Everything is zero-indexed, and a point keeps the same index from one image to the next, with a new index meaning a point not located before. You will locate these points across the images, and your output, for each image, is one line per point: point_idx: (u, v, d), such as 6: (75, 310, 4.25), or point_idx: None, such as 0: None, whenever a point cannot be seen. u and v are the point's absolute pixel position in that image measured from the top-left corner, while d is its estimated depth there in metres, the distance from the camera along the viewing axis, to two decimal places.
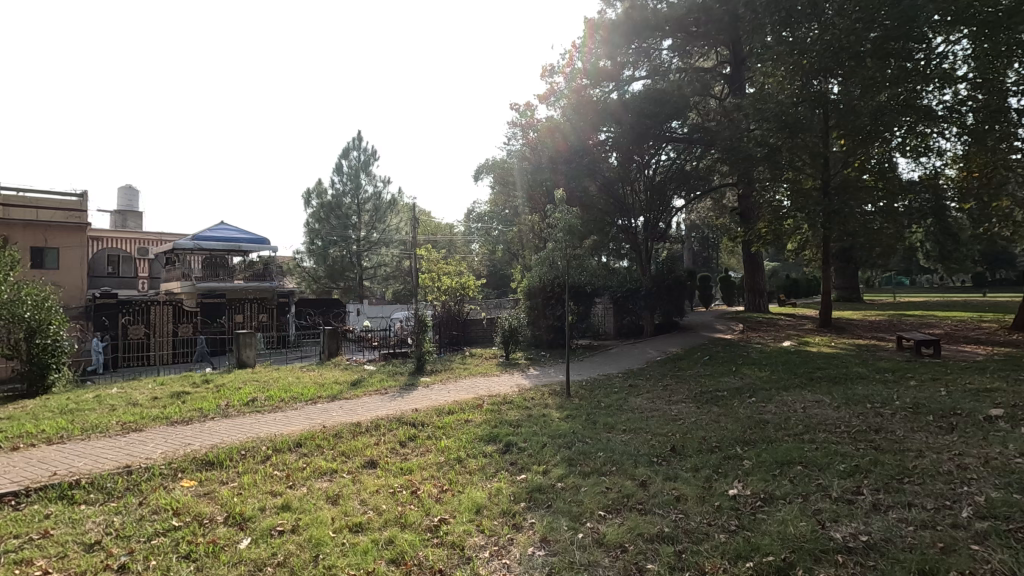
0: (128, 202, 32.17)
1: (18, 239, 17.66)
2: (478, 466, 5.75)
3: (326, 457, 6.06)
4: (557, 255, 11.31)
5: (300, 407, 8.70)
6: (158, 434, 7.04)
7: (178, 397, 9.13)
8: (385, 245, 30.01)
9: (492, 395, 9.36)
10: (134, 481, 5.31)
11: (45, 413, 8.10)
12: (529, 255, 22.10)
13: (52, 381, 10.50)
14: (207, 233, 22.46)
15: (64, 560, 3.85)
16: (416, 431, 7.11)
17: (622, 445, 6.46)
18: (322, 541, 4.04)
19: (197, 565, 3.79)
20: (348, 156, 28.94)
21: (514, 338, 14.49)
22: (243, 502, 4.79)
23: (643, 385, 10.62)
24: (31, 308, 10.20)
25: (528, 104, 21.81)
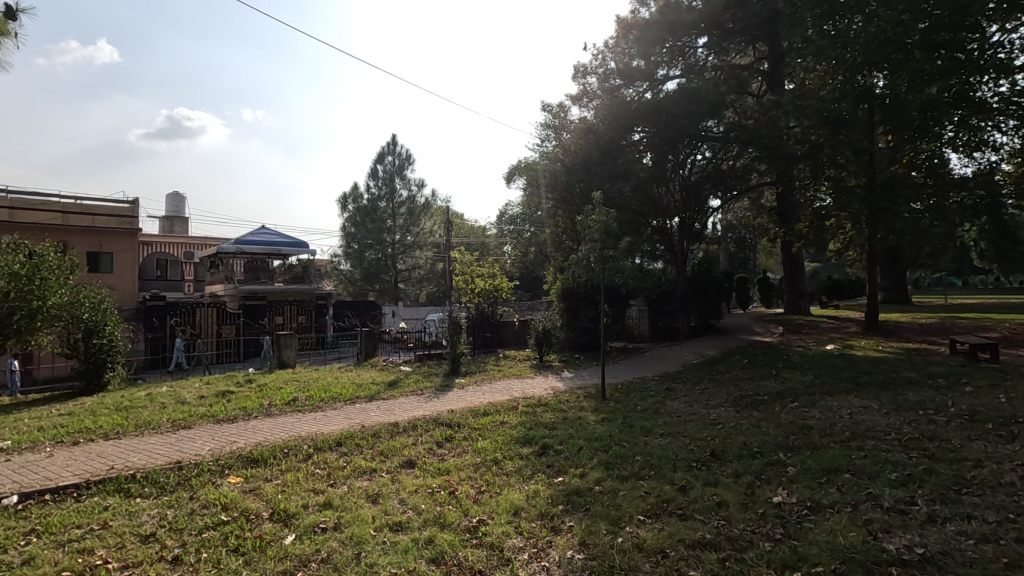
0: (176, 207, 33.56)
1: (75, 244, 18.58)
2: (515, 468, 5.77)
3: (365, 456, 6.18)
4: (591, 257, 11.22)
5: (339, 407, 8.88)
6: (206, 431, 7.31)
7: (223, 396, 9.44)
8: (419, 248, 30.43)
9: (527, 398, 9.35)
10: (185, 476, 5.52)
11: (102, 410, 8.51)
12: (562, 257, 22.02)
13: (108, 379, 10.99)
14: (249, 238, 23.24)
15: (122, 551, 4.03)
16: (452, 431, 7.18)
17: (660, 449, 6.37)
18: (363, 539, 4.12)
19: (246, 559, 3.91)
20: (383, 161, 29.43)
21: (548, 340, 14.48)
22: (286, 499, 4.91)
23: (680, 389, 10.44)
24: (88, 310, 10.61)
25: (561, 105, 21.75)
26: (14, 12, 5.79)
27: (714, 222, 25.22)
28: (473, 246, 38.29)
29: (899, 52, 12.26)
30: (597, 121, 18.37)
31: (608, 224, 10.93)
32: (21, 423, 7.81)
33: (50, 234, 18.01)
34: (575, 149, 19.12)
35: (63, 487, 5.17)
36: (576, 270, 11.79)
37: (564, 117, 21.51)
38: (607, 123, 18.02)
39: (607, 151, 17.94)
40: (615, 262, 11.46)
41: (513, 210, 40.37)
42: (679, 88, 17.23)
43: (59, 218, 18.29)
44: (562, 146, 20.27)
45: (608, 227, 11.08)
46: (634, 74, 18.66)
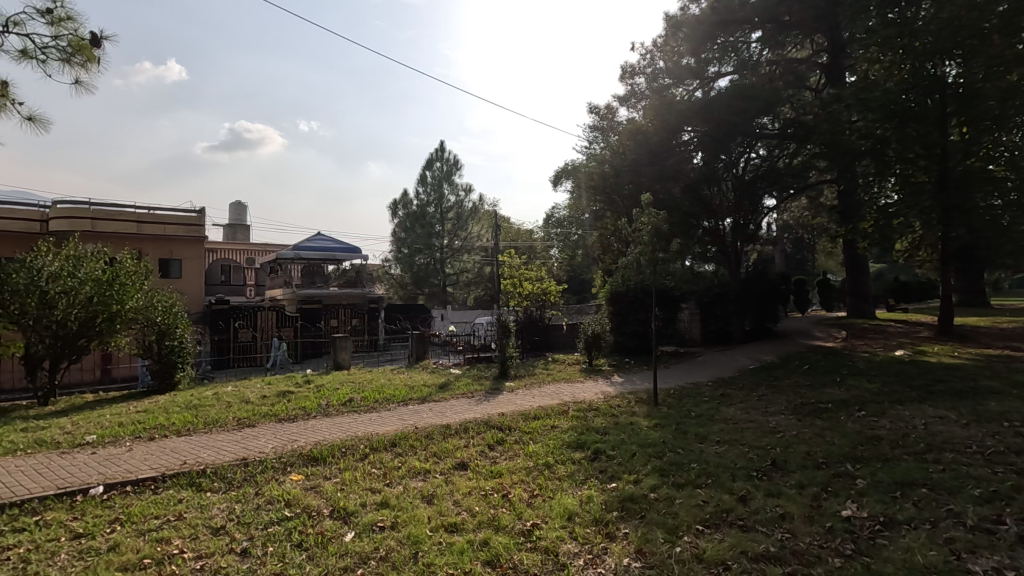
0: (238, 215, 35.30)
1: (149, 251, 19.85)
2: (568, 472, 5.73)
3: (419, 457, 6.30)
4: (641, 260, 11.00)
5: (393, 408, 9.10)
6: (268, 430, 7.64)
7: (284, 396, 9.82)
8: (467, 252, 30.78)
9: (577, 402, 9.27)
10: (250, 472, 5.79)
11: (174, 408, 9.03)
12: (611, 260, 21.75)
13: (178, 378, 11.72)
14: (308, 244, 24.09)
15: (196, 542, 4.25)
16: (503, 434, 7.21)
17: (717, 457, 6.17)
18: (420, 539, 4.18)
19: (309, 554, 4.05)
20: (432, 167, 29.95)
21: (598, 344, 14.30)
22: (345, 497, 5.06)
23: (736, 395, 10.08)
24: (161, 313, 11.60)
25: (608, 106, 21.56)
26: (99, 39, 5.81)
27: (769, 223, 24.31)
28: (520, 250, 38.32)
29: (974, 38, 11.60)
30: (646, 122, 18.15)
31: (659, 227, 10.79)
32: (104, 418, 8.40)
33: (126, 243, 19.32)
34: (623, 152, 18.92)
35: (142, 479, 5.51)
36: (626, 273, 11.58)
37: (612, 119, 21.26)
38: (657, 123, 17.74)
39: (656, 152, 17.82)
40: (666, 265, 11.20)
41: (560, 213, 40.12)
42: (731, 85, 16.76)
43: (134, 228, 19.46)
44: (609, 149, 20.06)
45: (659, 228, 10.88)
46: (683, 73, 18.22)
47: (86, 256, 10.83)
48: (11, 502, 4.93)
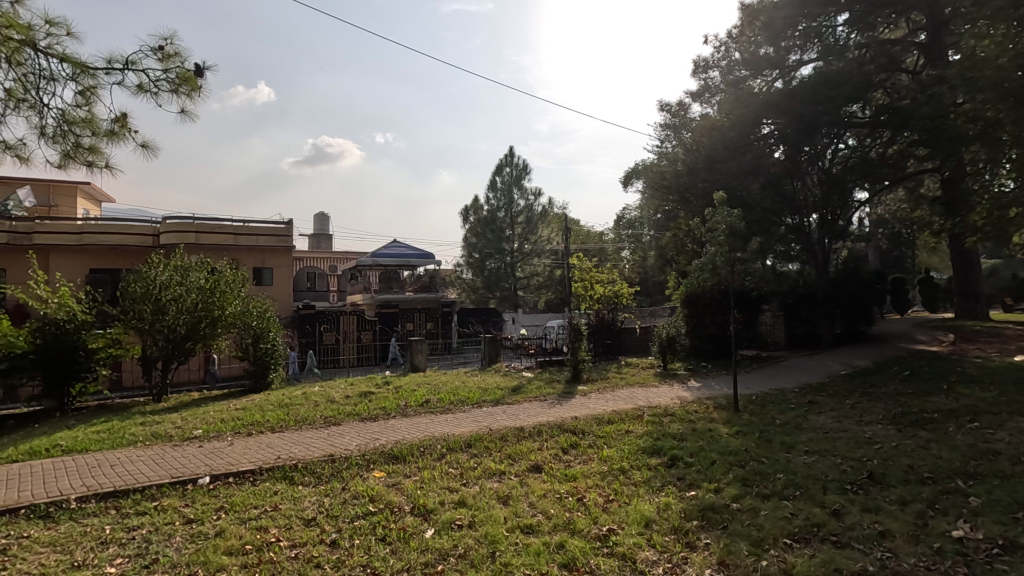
0: (321, 226, 37.39)
1: (245, 261, 21.47)
2: (644, 479, 5.62)
3: (494, 458, 6.41)
4: (718, 262, 10.56)
5: (468, 410, 9.33)
6: (352, 429, 8.03)
7: (366, 397, 10.32)
8: (537, 255, 30.91)
9: (652, 406, 9.07)
10: (337, 468, 6.12)
11: (269, 406, 9.73)
12: (686, 261, 21.05)
13: (272, 378, 12.61)
14: (384, 251, 25.14)
15: (291, 531, 4.57)
16: (577, 438, 7.18)
17: (806, 468, 5.82)
18: (497, 539, 4.26)
19: (392, 548, 4.24)
20: (501, 172, 30.32)
21: (673, 348, 13.88)
22: (425, 495, 5.25)
23: (826, 402, 9.47)
24: (256, 318, 12.55)
25: (680, 103, 21.00)
26: (203, 70, 5.88)
27: (860, 218, 22.63)
28: (591, 253, 37.89)
29: None
30: (721, 117, 17.45)
31: (735, 225, 10.24)
32: (209, 414, 9.19)
33: (225, 254, 20.99)
34: (698, 149, 18.31)
35: (241, 471, 5.98)
36: (701, 275, 11.19)
37: (684, 116, 20.83)
38: (733, 118, 16.99)
39: (733, 147, 17.10)
40: (745, 266, 10.68)
41: (631, 214, 39.21)
42: (815, 72, 15.74)
43: (232, 239, 21.09)
44: (681, 147, 19.46)
45: (735, 228, 10.34)
46: (761, 64, 17.30)
47: (194, 266, 11.89)
48: (134, 488, 5.53)
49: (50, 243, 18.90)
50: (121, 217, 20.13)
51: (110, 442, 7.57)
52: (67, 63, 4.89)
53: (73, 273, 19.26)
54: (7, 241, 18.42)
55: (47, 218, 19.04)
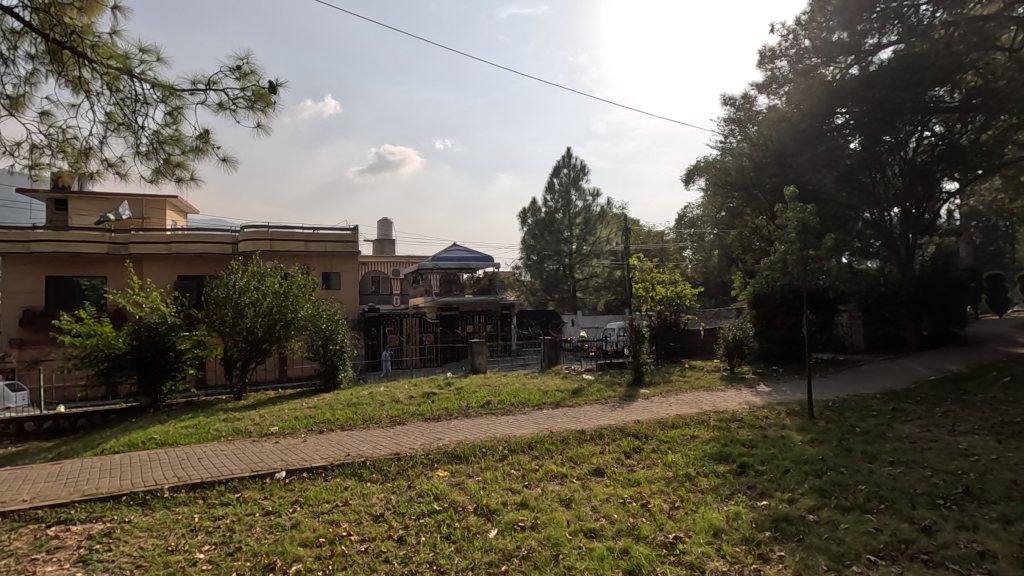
0: (385, 231, 38.68)
1: (315, 266, 22.52)
2: (711, 486, 5.43)
3: (556, 461, 6.39)
4: (788, 261, 10.04)
5: (527, 412, 9.35)
6: (416, 428, 8.23)
7: (428, 397, 10.57)
8: (596, 256, 30.57)
9: (719, 411, 8.75)
10: (402, 467, 6.29)
11: (338, 405, 10.15)
12: (753, 260, 20.19)
13: (340, 378, 13.14)
14: (444, 254, 25.65)
15: (360, 526, 4.74)
16: (640, 442, 7.04)
17: (891, 480, 5.42)
18: (560, 542, 4.25)
19: (457, 546, 4.30)
20: (559, 174, 30.23)
21: (740, 350, 13.32)
22: (488, 495, 5.31)
23: (913, 410, 8.79)
24: (326, 320, 13.13)
25: (745, 96, 20.17)
26: (277, 85, 5.67)
27: (950, 210, 20.87)
28: (651, 253, 37.05)
29: None
30: (791, 108, 16.64)
31: (807, 222, 9.70)
32: (283, 412, 9.69)
33: (297, 259, 22.10)
34: (765, 143, 17.57)
35: (314, 467, 6.28)
36: (770, 275, 10.68)
37: (750, 109, 19.98)
38: (804, 108, 16.13)
39: (804, 139, 16.25)
40: (818, 264, 10.08)
41: (692, 212, 37.98)
42: (895, 56, 14.67)
43: (303, 246, 22.19)
44: (746, 142, 18.71)
45: (808, 225, 9.79)
46: (834, 51, 16.32)
47: (269, 272, 12.61)
48: (219, 480, 5.92)
49: (144, 252, 20.59)
50: (205, 228, 21.64)
51: (197, 437, 8.15)
52: (157, 87, 5.28)
53: (163, 280, 20.88)
54: (107, 251, 20.30)
55: (141, 230, 20.74)
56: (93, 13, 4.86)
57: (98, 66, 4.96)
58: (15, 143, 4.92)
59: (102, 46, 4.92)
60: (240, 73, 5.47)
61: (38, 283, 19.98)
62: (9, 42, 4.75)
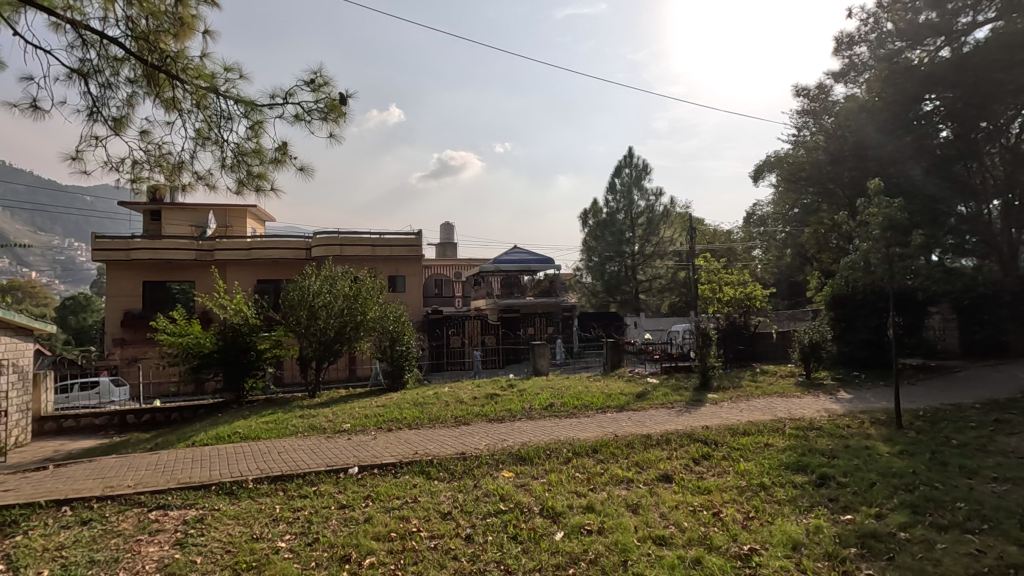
0: (447, 235, 39.54)
1: (382, 270, 23.31)
2: (788, 497, 5.17)
3: (621, 465, 6.29)
4: (871, 259, 9.41)
5: (591, 415, 9.26)
6: (481, 428, 8.36)
7: (491, 398, 10.69)
8: (660, 257, 29.84)
9: (795, 419, 8.31)
10: (468, 466, 6.40)
11: (405, 404, 10.46)
12: (830, 259, 19.08)
13: (406, 379, 13.52)
14: (505, 257, 25.84)
15: (429, 523, 4.86)
16: (709, 449, 6.81)
17: (995, 498, 4.96)
18: (628, 548, 4.17)
19: (523, 547, 4.33)
20: (620, 174, 29.78)
21: (817, 355, 12.56)
22: (553, 498, 5.29)
23: (1020, 422, 7.98)
24: (393, 322, 13.56)
25: (820, 86, 19.16)
26: (347, 95, 5.84)
27: None
28: (718, 253, 35.82)
29: None
30: (872, 96, 15.61)
31: (893, 217, 9.07)
32: (354, 410, 10.09)
33: (365, 264, 22.97)
34: (843, 135, 16.65)
35: (385, 464, 6.50)
36: (851, 275, 10.03)
37: (825, 99, 18.94)
38: (886, 96, 15.10)
39: (887, 129, 15.21)
40: (905, 263, 9.33)
41: (761, 210, 36.38)
42: (991, 35, 13.38)
43: (370, 250, 23.01)
44: (822, 135, 17.75)
45: (893, 220, 9.15)
46: (921, 33, 15.12)
47: (340, 275, 13.18)
48: (297, 473, 6.25)
49: (227, 258, 22.07)
50: (281, 235, 22.93)
51: (276, 432, 8.64)
52: (240, 103, 5.64)
53: (244, 283, 22.27)
54: (195, 257, 21.92)
55: (225, 237, 22.24)
56: (184, 38, 5.28)
57: (188, 87, 5.39)
58: (120, 160, 5.41)
59: (192, 68, 5.33)
60: (314, 85, 5.72)
61: (137, 288, 21.84)
62: (112, 69, 5.23)
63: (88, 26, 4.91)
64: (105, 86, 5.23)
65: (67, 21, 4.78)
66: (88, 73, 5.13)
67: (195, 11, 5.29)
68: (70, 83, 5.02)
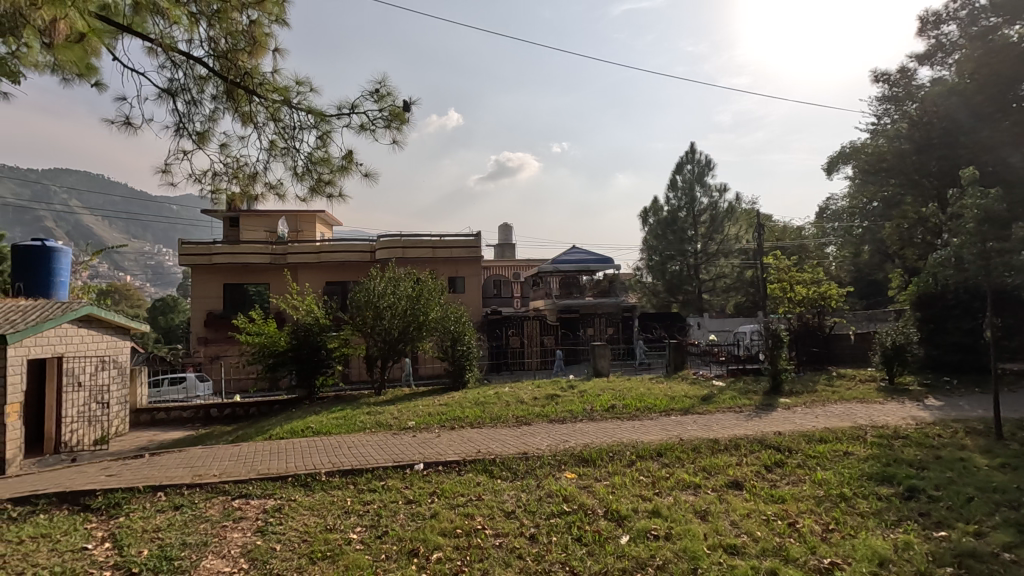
0: (505, 236, 39.87)
1: (442, 271, 23.77)
2: (873, 510, 4.84)
3: (687, 470, 6.12)
4: (965, 256, 8.66)
5: (655, 418, 9.04)
6: (543, 429, 8.36)
7: (552, 399, 10.66)
8: (725, 255, 28.77)
9: (877, 426, 7.78)
10: (531, 466, 6.40)
11: (467, 403, 10.61)
12: (916, 255, 17.71)
13: (468, 378, 13.70)
14: (564, 257, 25.71)
15: (494, 521, 4.91)
16: (783, 456, 6.49)
17: None
18: (698, 556, 4.04)
19: (588, 549, 4.29)
20: (682, 170, 28.96)
21: (902, 358, 11.67)
22: (618, 501, 5.21)
23: None
24: (455, 322, 13.78)
25: (903, 69, 17.85)
26: (410, 103, 5.94)
27: None
28: (789, 250, 34.07)
29: None
30: (964, 78, 14.38)
31: (989, 209, 8.31)
32: (418, 408, 10.34)
33: (426, 265, 23.50)
34: (930, 121, 15.44)
35: (449, 461, 6.62)
36: (940, 273, 9.27)
37: (909, 83, 17.62)
38: (980, 78, 13.86)
39: (982, 113, 13.95)
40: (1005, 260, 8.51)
41: (836, 204, 34.31)
42: None
43: (430, 252, 23.49)
44: (905, 122, 16.52)
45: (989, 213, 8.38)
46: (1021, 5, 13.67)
47: (403, 277, 13.54)
48: (367, 468, 6.47)
49: (298, 261, 23.21)
50: (347, 238, 23.86)
51: (346, 427, 9.01)
52: (310, 114, 5.87)
53: (314, 285, 23.34)
54: (270, 261, 23.21)
55: (296, 242, 23.40)
56: (259, 55, 5.54)
57: (264, 102, 5.70)
58: (203, 171, 5.81)
59: (267, 84, 5.62)
60: (377, 95, 5.85)
61: (218, 290, 23.38)
62: (197, 87, 5.62)
63: (175, 49, 5.28)
64: (191, 103, 5.62)
65: (159, 46, 5.17)
66: (176, 92, 5.53)
67: (268, 29, 5.50)
68: (161, 101, 5.43)
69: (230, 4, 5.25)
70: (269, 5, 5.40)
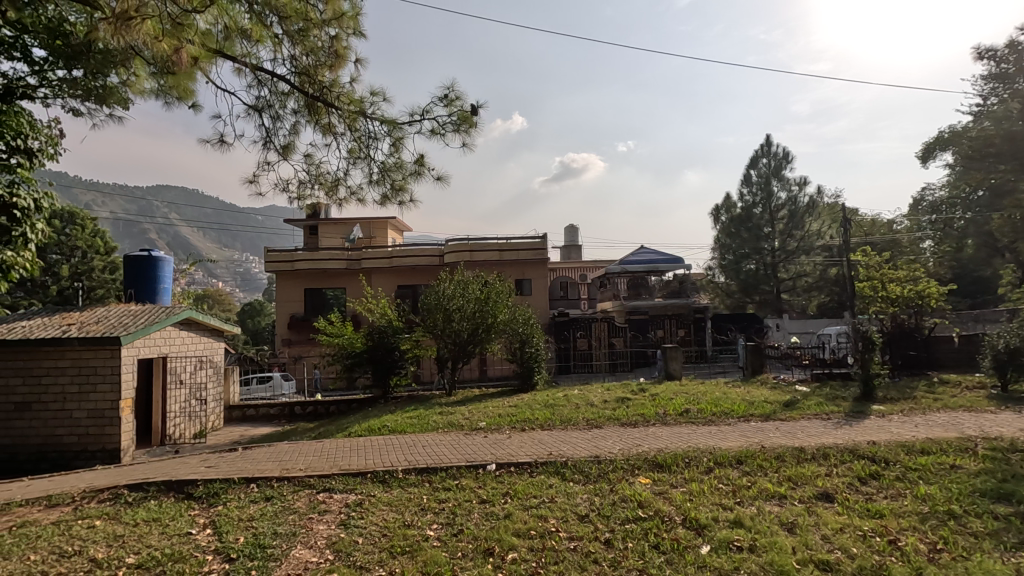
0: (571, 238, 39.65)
1: (509, 273, 23.95)
2: (988, 530, 4.39)
3: (771, 479, 5.80)
4: None
5: (733, 424, 8.65)
6: (615, 432, 8.21)
7: (623, 402, 10.46)
8: (806, 252, 27.12)
9: (989, 438, 7.05)
10: (603, 469, 6.31)
11: (536, 405, 10.62)
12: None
13: (536, 379, 13.70)
14: (632, 258, 25.10)
15: (567, 524, 4.87)
16: (878, 468, 6.01)
17: None
18: (786, 569, 3.83)
19: (667, 558, 4.16)
20: (756, 165, 27.67)
21: (1017, 363, 10.51)
22: (696, 509, 5.02)
23: None
24: (523, 324, 13.81)
25: (1012, 43, 16.09)
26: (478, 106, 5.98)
27: None
28: (879, 245, 31.62)
29: None
30: None
31: None
32: (489, 409, 10.47)
33: (493, 268, 23.78)
34: None
35: (521, 462, 6.65)
36: None
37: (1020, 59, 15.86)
38: None
39: None
40: None
41: (934, 195, 31.48)
42: None
43: (498, 255, 23.74)
44: (1016, 101, 14.83)
45: None
46: None
47: (471, 280, 13.76)
48: (441, 466, 6.63)
49: (372, 266, 24.18)
50: (417, 243, 24.56)
51: (420, 427, 9.27)
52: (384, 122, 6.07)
53: (387, 289, 24.21)
54: (346, 266, 24.33)
55: (370, 247, 24.38)
56: (337, 68, 5.78)
57: (342, 112, 5.96)
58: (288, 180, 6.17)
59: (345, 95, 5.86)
60: (447, 100, 5.94)
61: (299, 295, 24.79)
62: (280, 102, 5.98)
63: (261, 68, 5.65)
64: (275, 118, 5.98)
65: (246, 66, 5.55)
66: (263, 108, 5.91)
67: (346, 42, 5.71)
68: (250, 117, 5.82)
69: (311, 22, 5.50)
70: (346, 20, 5.57)
